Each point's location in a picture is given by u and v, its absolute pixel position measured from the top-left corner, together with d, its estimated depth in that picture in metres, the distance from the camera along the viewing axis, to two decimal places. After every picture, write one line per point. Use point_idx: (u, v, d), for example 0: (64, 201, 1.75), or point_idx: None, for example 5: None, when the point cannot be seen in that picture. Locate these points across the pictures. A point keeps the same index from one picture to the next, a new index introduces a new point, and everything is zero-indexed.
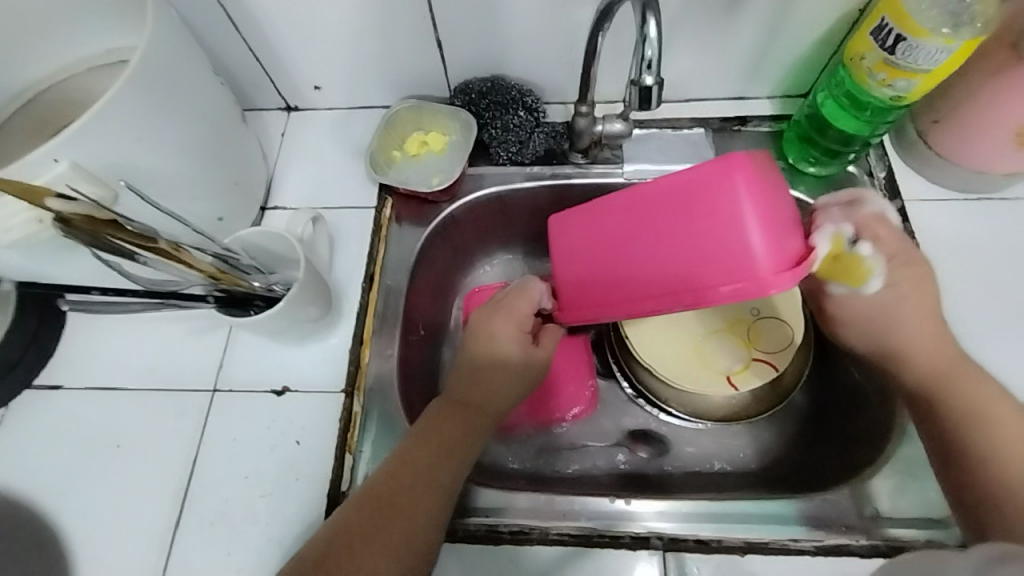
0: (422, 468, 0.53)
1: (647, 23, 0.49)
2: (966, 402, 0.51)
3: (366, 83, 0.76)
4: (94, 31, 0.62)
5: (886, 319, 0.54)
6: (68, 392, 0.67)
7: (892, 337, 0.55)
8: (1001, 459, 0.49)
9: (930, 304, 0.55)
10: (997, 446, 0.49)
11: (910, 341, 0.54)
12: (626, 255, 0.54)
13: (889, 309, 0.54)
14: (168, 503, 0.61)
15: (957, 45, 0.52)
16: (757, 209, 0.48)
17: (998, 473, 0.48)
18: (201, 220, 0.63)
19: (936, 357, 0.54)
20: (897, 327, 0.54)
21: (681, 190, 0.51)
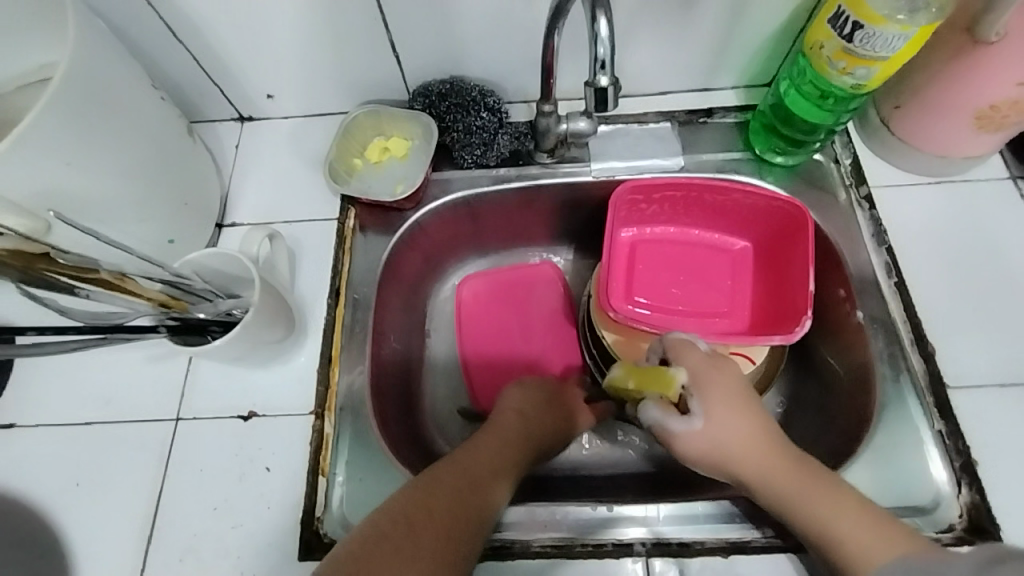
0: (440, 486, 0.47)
1: (598, 21, 0.48)
2: (791, 493, 0.47)
3: (320, 90, 0.73)
4: (19, 47, 0.58)
5: (702, 442, 0.52)
6: (20, 432, 0.63)
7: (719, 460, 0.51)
8: (825, 536, 0.44)
9: (736, 408, 0.52)
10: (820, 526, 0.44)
11: (732, 455, 0.50)
12: (668, 244, 0.74)
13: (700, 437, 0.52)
14: (134, 540, 0.59)
15: (913, 31, 0.51)
16: (755, 251, 0.73)
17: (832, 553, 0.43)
18: (149, 244, 0.60)
19: (763, 460, 0.49)
20: (715, 447, 0.51)
21: (715, 262, 0.74)
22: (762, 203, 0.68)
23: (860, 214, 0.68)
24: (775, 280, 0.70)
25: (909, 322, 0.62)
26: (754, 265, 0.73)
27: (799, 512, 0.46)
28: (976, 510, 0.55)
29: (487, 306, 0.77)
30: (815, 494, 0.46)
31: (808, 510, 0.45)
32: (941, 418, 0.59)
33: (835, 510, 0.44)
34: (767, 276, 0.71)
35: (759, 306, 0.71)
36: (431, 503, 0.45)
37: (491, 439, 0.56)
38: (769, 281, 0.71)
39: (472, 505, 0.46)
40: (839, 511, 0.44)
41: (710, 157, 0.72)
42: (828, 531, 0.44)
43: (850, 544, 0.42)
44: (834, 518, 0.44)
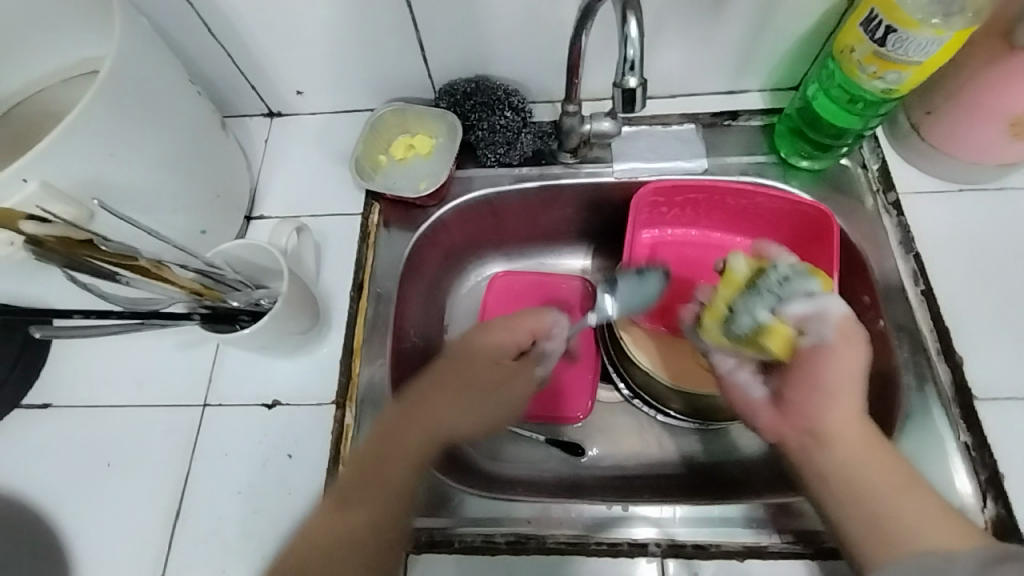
0: (385, 460, 0.50)
1: (628, 23, 0.48)
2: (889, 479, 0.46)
3: (349, 87, 0.75)
4: (66, 41, 0.61)
5: (834, 380, 0.48)
6: (56, 412, 0.66)
7: (831, 401, 0.48)
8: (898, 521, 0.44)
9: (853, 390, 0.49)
10: (897, 509, 0.45)
11: (852, 411, 0.48)
12: (686, 247, 0.74)
13: (838, 374, 0.48)
14: (161, 521, 0.60)
15: (949, 35, 0.51)
16: None
17: (894, 538, 0.44)
18: (182, 233, 0.62)
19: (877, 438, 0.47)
20: (837, 389, 0.48)
21: None
22: (787, 207, 0.67)
23: (887, 221, 0.67)
24: None
25: (936, 333, 0.61)
26: None
27: (871, 482, 0.46)
28: (1001, 524, 0.54)
29: (511, 299, 0.78)
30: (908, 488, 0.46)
31: (891, 492, 0.45)
32: (968, 431, 0.58)
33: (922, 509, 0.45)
34: None
35: None
36: (367, 482, 0.50)
37: (437, 395, 0.53)
38: None
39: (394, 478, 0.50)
40: (922, 509, 0.45)
41: (734, 160, 0.72)
42: (907, 518, 0.44)
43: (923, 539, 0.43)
44: (910, 510, 0.45)
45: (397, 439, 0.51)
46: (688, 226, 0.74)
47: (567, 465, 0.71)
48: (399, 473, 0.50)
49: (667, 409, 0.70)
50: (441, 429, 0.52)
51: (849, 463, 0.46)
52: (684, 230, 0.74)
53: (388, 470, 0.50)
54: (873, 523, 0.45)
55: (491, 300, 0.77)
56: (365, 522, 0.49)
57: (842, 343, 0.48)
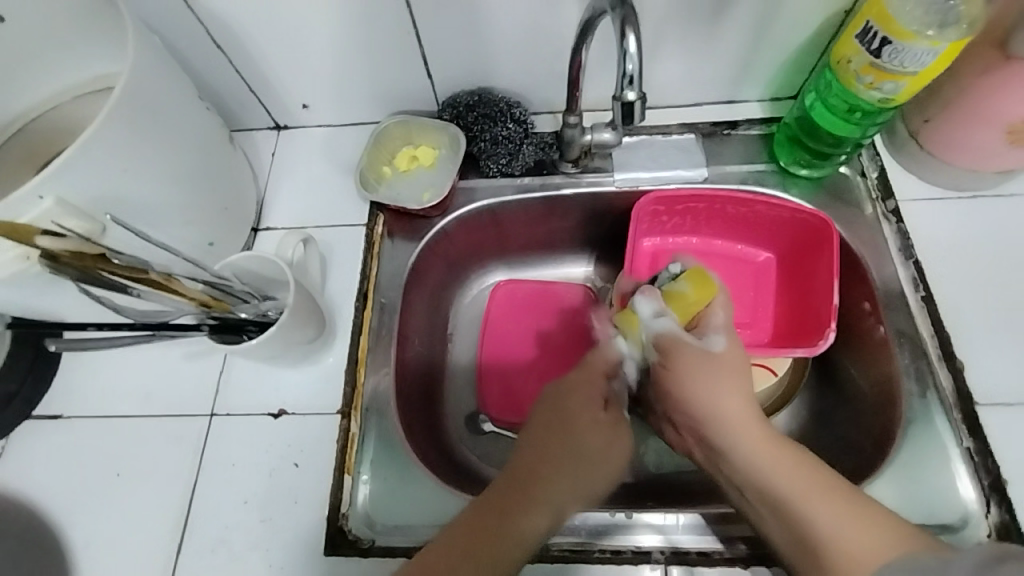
0: (509, 506, 0.52)
1: (627, 37, 0.49)
2: (793, 482, 0.50)
3: (354, 100, 0.76)
4: (80, 60, 0.63)
5: (702, 399, 0.56)
6: (66, 422, 0.67)
7: (716, 422, 0.55)
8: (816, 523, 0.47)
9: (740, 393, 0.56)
10: (808, 510, 0.48)
11: (740, 425, 0.54)
12: (688, 255, 0.75)
13: (707, 395, 0.56)
14: (169, 530, 0.61)
15: (943, 47, 0.51)
16: (777, 263, 0.73)
17: (818, 544, 0.47)
18: (191, 246, 0.63)
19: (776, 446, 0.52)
20: (716, 408, 0.55)
21: (736, 273, 0.74)
22: (787, 215, 0.68)
23: (887, 228, 0.67)
24: (799, 293, 0.70)
25: (937, 338, 0.62)
26: (778, 276, 0.73)
27: (783, 490, 0.50)
28: (1004, 528, 0.54)
29: (514, 309, 0.78)
30: (821, 485, 0.49)
31: (801, 497, 0.49)
32: (970, 436, 0.58)
33: (839, 504, 0.48)
34: (791, 289, 0.71)
35: (783, 318, 0.71)
36: (496, 532, 0.50)
37: (550, 444, 0.56)
38: (792, 293, 0.71)
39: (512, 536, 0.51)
40: (836, 504, 0.48)
41: (734, 168, 0.73)
42: (821, 517, 0.47)
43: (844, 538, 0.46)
44: (834, 510, 0.47)
45: (529, 485, 0.53)
46: (689, 234, 0.75)
47: None
48: (532, 519, 0.52)
49: None
50: (567, 479, 0.55)
51: (751, 478, 0.52)
52: (685, 238, 0.75)
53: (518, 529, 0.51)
54: (802, 535, 0.48)
55: (495, 310, 0.78)
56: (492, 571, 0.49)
57: (696, 362, 0.57)
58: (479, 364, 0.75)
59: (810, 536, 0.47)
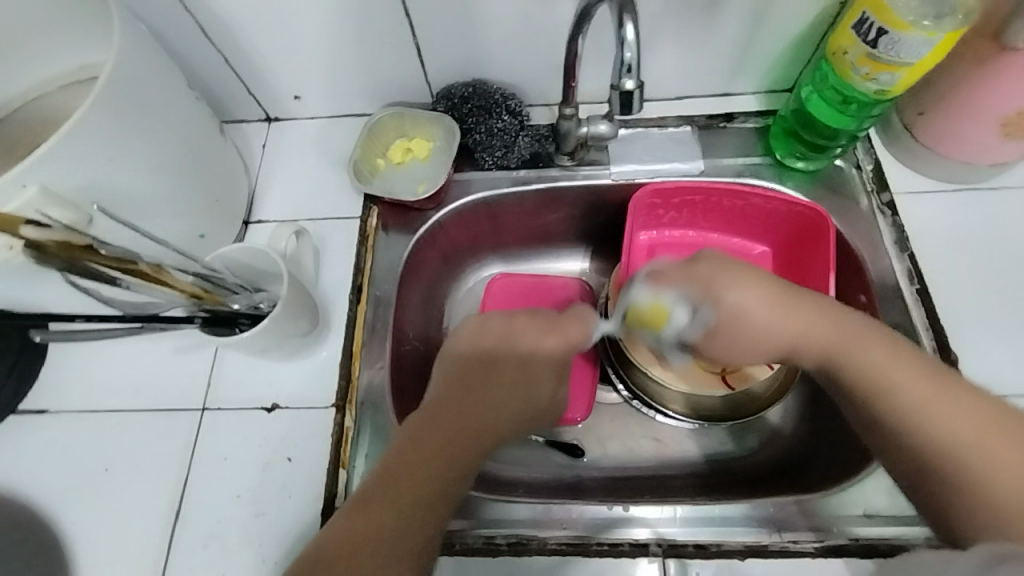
0: (422, 458, 0.49)
1: (624, 26, 0.49)
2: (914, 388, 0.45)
3: (347, 91, 0.75)
4: (66, 47, 0.61)
5: (758, 337, 0.51)
6: (53, 418, 0.65)
7: (795, 344, 0.50)
8: (933, 434, 0.43)
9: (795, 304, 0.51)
10: (913, 409, 0.44)
11: (827, 343, 0.49)
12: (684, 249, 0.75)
13: (762, 323, 0.51)
14: (160, 526, 0.60)
15: (939, 38, 0.51)
16: (773, 255, 0.73)
17: (937, 451, 0.43)
18: (182, 238, 0.62)
19: (876, 352, 0.47)
20: (780, 329, 0.51)
21: None
22: (783, 208, 0.68)
23: (882, 221, 0.67)
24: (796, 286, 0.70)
25: (932, 330, 0.62)
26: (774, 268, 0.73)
27: (889, 391, 0.46)
28: None
29: (510, 302, 0.77)
30: (928, 390, 0.45)
31: (914, 397, 0.45)
32: None
33: (956, 408, 0.44)
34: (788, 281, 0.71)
35: None
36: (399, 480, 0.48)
37: (467, 396, 0.54)
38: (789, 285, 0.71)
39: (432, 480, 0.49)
40: (958, 412, 0.43)
41: (730, 161, 0.73)
42: (936, 424, 0.43)
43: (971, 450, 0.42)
44: (940, 412, 0.44)
45: (443, 435, 0.51)
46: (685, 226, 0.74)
47: (568, 468, 0.70)
48: (440, 471, 0.49)
49: (667, 409, 0.70)
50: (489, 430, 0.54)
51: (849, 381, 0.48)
52: (682, 231, 0.75)
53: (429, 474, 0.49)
54: (906, 434, 0.44)
55: (490, 304, 0.77)
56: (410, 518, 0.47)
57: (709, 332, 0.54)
58: None
59: (930, 447, 0.43)
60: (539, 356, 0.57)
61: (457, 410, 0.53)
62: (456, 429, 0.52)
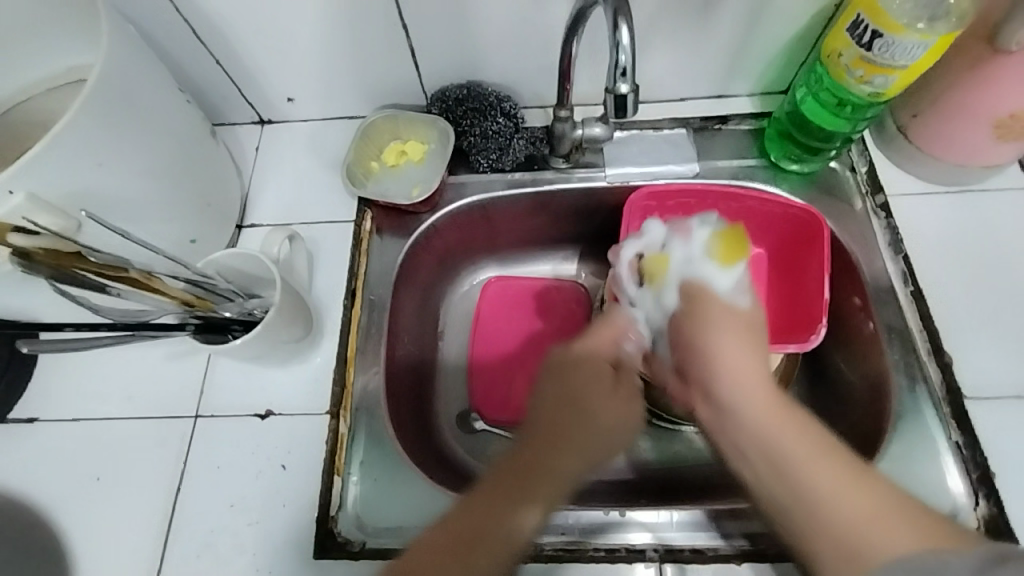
0: (518, 475, 0.48)
1: (619, 29, 0.48)
2: (812, 461, 0.44)
3: (341, 93, 0.75)
4: (54, 50, 0.60)
5: (702, 363, 0.50)
6: (43, 426, 0.64)
7: (714, 379, 0.50)
8: (818, 497, 0.42)
9: (750, 347, 0.51)
10: (808, 469, 0.44)
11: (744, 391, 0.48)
12: None
13: (716, 355, 0.50)
14: (152, 535, 0.59)
15: (933, 40, 0.51)
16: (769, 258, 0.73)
17: (815, 512, 0.42)
18: (173, 243, 0.61)
19: (784, 420, 0.46)
20: (720, 363, 0.50)
21: None
22: (777, 211, 0.68)
23: (876, 223, 0.68)
24: (792, 288, 0.70)
25: (926, 331, 0.62)
26: (770, 271, 0.73)
27: (786, 450, 0.45)
28: (994, 522, 0.55)
29: (506, 307, 0.77)
30: (832, 464, 0.43)
31: (814, 458, 0.44)
32: (958, 430, 0.59)
33: (855, 483, 0.42)
34: (784, 283, 0.71)
35: (774, 314, 0.71)
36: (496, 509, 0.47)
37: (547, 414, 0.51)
38: (785, 288, 0.71)
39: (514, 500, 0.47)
40: (863, 489, 0.42)
41: (725, 164, 0.73)
42: (824, 489, 0.42)
43: (860, 525, 0.40)
44: (840, 483, 0.42)
45: (531, 461, 0.49)
46: None
47: None
48: (541, 491, 0.47)
49: (662, 412, 0.71)
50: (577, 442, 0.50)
51: (749, 430, 0.47)
52: None
53: (530, 493, 0.47)
54: (794, 489, 0.43)
55: (487, 309, 0.77)
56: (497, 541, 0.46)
57: (725, 301, 0.54)
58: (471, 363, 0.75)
59: (810, 505, 0.43)
60: (589, 362, 0.54)
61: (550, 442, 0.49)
62: (543, 447, 0.49)
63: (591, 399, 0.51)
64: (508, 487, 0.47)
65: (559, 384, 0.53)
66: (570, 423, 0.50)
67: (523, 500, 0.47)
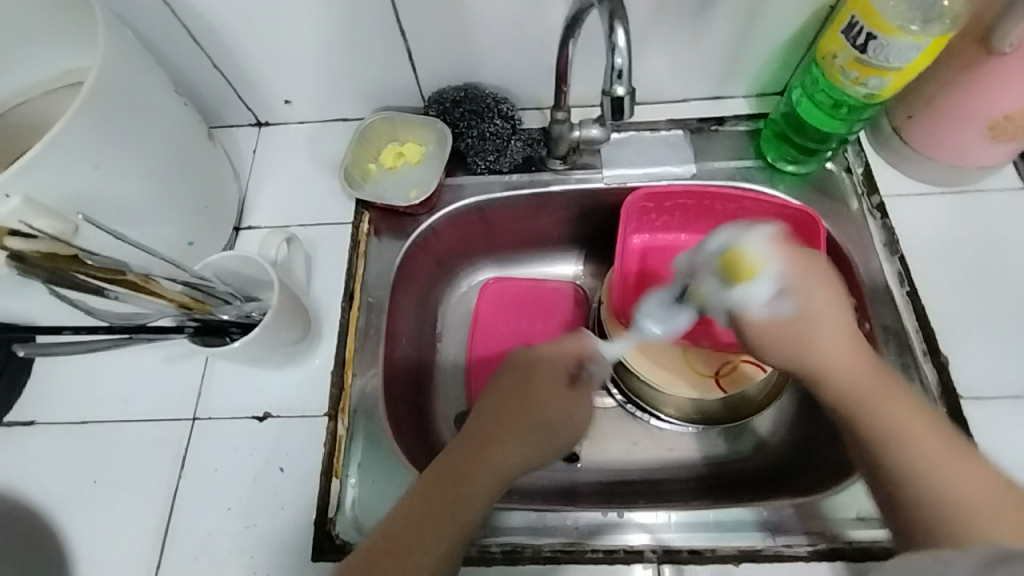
0: (470, 464, 0.50)
1: (615, 32, 0.48)
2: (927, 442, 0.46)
3: (338, 96, 0.75)
4: (50, 53, 0.60)
5: (811, 356, 0.50)
6: (40, 429, 0.64)
7: (819, 371, 0.50)
8: (928, 479, 0.45)
9: (851, 331, 0.51)
10: (920, 453, 0.46)
11: (850, 378, 0.49)
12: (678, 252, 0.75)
13: (821, 345, 0.50)
14: (151, 537, 0.59)
15: (927, 42, 0.52)
16: None
17: (928, 493, 0.45)
18: (170, 245, 0.61)
19: (902, 406, 0.48)
20: (823, 353, 0.50)
21: None
22: (773, 209, 0.68)
23: (872, 223, 0.68)
24: None
25: (922, 332, 0.62)
26: None
27: (898, 436, 0.46)
28: None
29: (505, 308, 0.77)
30: (944, 448, 0.46)
31: (922, 442, 0.46)
32: (953, 428, 0.59)
33: (954, 461, 0.45)
34: None
35: None
36: (444, 497, 0.48)
37: (502, 409, 0.53)
38: None
39: (462, 487, 0.49)
40: (961, 469, 0.45)
41: (722, 165, 0.73)
42: (933, 469, 0.45)
43: (970, 496, 0.44)
44: (950, 464, 0.45)
45: (477, 450, 0.51)
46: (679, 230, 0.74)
47: (563, 472, 0.70)
48: (480, 484, 0.49)
49: (662, 413, 0.71)
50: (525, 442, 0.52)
51: (859, 417, 0.48)
52: (675, 234, 0.74)
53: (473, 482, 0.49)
54: (908, 471, 0.45)
55: (486, 310, 0.77)
56: (438, 528, 0.47)
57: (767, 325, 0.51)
58: (468, 363, 0.75)
59: (923, 487, 0.45)
60: (549, 367, 0.56)
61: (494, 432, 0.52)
62: (490, 438, 0.52)
63: (540, 404, 0.54)
64: (462, 472, 0.50)
65: (519, 383, 0.55)
66: (519, 418, 0.53)
67: (467, 486, 0.49)
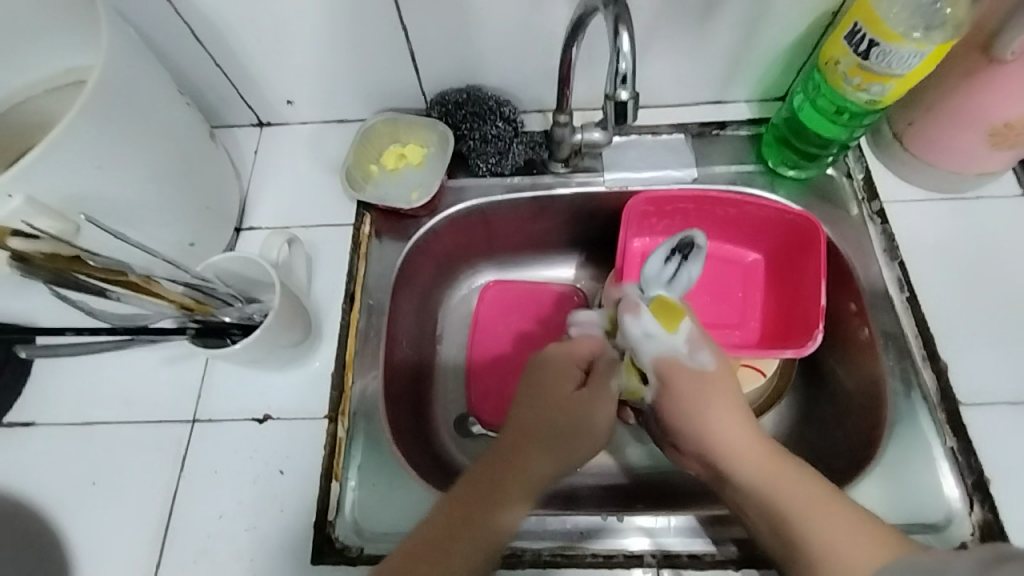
0: (507, 471, 0.50)
1: (619, 36, 0.49)
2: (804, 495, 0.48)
3: (340, 97, 0.75)
4: (52, 52, 0.60)
5: (699, 424, 0.53)
6: (39, 430, 0.64)
7: (706, 441, 0.52)
8: (812, 532, 0.46)
9: (730, 404, 0.53)
10: (808, 516, 0.46)
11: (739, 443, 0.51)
12: None
13: (705, 416, 0.53)
14: (150, 539, 0.59)
15: (929, 49, 0.52)
16: (768, 263, 0.73)
17: (806, 549, 0.46)
18: (171, 246, 0.61)
19: (781, 471, 0.49)
20: (709, 427, 0.52)
21: (726, 274, 0.74)
22: (774, 215, 0.68)
23: (872, 229, 0.68)
24: (789, 294, 0.70)
25: (922, 337, 0.63)
26: (768, 277, 0.73)
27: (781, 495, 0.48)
28: (988, 527, 0.55)
29: (506, 312, 0.77)
30: (824, 501, 0.47)
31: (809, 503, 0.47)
32: (953, 434, 0.59)
33: (832, 517, 0.46)
34: (781, 289, 0.72)
35: (770, 319, 0.71)
36: (478, 504, 0.49)
37: (529, 416, 0.53)
38: (782, 293, 0.71)
39: (515, 492, 0.50)
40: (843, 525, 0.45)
41: (723, 169, 0.73)
42: (814, 525, 0.46)
43: (843, 547, 0.44)
44: (829, 518, 0.46)
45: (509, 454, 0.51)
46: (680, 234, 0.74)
47: (563, 475, 0.70)
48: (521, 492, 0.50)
49: None
50: (553, 444, 0.52)
51: (747, 483, 0.50)
52: None
53: (521, 487, 0.50)
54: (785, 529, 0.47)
55: (487, 312, 0.77)
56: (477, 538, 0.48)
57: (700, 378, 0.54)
58: (468, 365, 0.75)
59: (802, 543, 0.46)
60: (556, 370, 0.55)
61: (526, 436, 0.52)
62: (525, 437, 0.52)
63: (560, 408, 0.53)
64: (501, 476, 0.50)
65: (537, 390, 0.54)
66: (545, 425, 0.52)
67: (512, 492, 0.50)
